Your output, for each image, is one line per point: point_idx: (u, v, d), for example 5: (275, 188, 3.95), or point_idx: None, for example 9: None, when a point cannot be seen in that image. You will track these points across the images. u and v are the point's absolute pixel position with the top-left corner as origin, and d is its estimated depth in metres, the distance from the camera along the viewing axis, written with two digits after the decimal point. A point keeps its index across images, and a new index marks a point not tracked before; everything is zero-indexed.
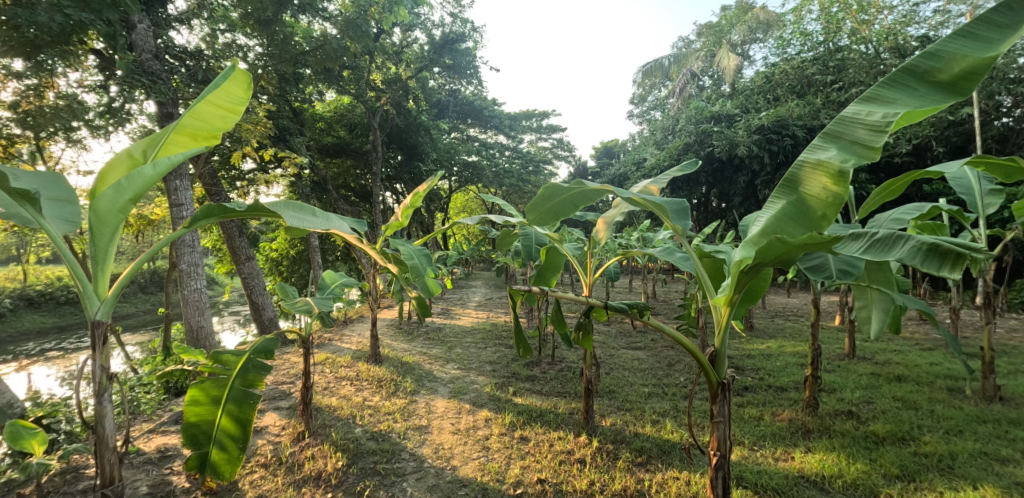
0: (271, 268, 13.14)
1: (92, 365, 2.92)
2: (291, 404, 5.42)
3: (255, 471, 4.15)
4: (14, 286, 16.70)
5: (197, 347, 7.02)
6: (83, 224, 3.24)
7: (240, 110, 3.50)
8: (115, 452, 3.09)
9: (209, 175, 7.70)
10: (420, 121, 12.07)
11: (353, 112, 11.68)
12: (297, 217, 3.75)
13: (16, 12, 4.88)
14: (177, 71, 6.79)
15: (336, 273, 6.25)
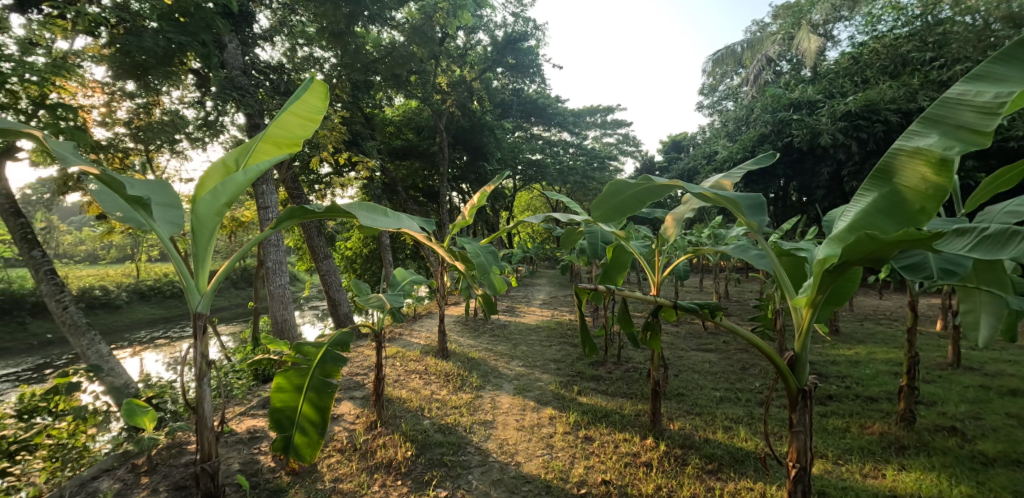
0: (347, 265, 13.91)
1: (194, 352, 3.26)
2: (364, 394, 5.73)
3: (333, 455, 4.43)
4: (130, 281, 18.93)
5: (282, 338, 7.60)
6: (186, 227, 3.61)
7: (318, 119, 3.75)
8: (213, 431, 3.40)
9: (291, 180, 8.30)
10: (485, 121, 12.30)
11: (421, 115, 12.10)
12: (370, 217, 3.95)
13: (127, 40, 5.60)
14: (263, 84, 7.38)
15: (406, 271, 6.49)
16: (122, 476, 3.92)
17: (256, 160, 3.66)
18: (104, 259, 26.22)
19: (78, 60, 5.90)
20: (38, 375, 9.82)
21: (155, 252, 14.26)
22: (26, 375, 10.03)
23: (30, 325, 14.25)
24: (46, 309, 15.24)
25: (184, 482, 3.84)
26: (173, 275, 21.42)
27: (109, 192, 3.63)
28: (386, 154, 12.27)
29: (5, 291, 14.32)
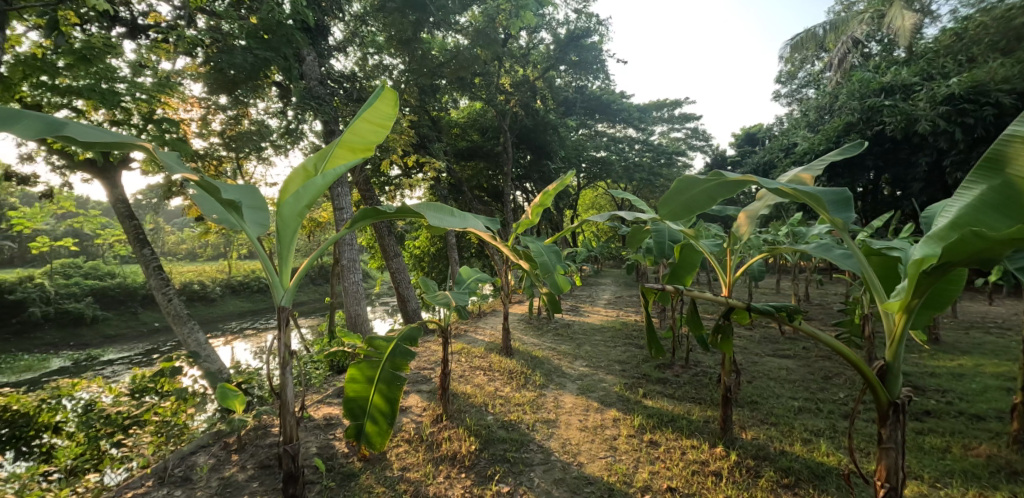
0: (416, 263, 14.43)
1: (278, 343, 3.52)
2: (431, 388, 5.94)
3: (401, 445, 4.64)
4: (224, 277, 20.85)
5: (356, 331, 8.05)
6: (271, 227, 3.92)
7: (388, 124, 3.94)
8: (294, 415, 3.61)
9: (364, 182, 8.77)
10: (549, 120, 12.32)
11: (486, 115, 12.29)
12: (437, 217, 4.07)
13: (221, 58, 6.18)
14: (337, 92, 7.87)
15: (471, 269, 6.62)
16: (216, 453, 4.36)
17: (332, 165, 3.90)
18: (203, 257, 29.08)
19: (180, 79, 6.60)
20: (150, 359, 11.08)
21: (245, 250, 15.58)
22: (140, 359, 11.35)
23: (142, 315, 16.07)
24: (156, 301, 17.12)
25: (267, 462, 4.20)
26: (260, 272, 23.27)
27: (207, 197, 4.02)
28: (452, 155, 12.59)
29: (123, 285, 16.26)
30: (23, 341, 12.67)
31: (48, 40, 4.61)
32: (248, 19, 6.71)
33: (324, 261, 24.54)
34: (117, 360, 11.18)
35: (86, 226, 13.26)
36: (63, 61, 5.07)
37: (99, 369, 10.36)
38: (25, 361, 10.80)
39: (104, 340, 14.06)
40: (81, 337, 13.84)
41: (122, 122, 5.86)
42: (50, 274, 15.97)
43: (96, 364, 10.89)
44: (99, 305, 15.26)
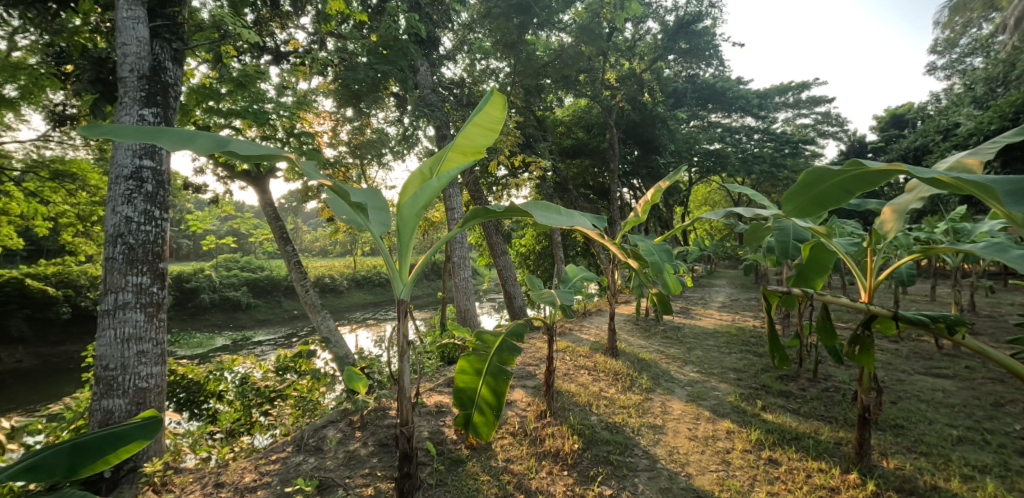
0: (522, 262, 14.73)
1: (397, 333, 3.77)
2: (536, 384, 6.01)
3: (505, 437, 4.76)
4: (350, 271, 23.01)
5: (465, 326, 8.42)
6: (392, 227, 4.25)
7: (497, 128, 4.06)
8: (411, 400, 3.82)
9: (473, 183, 9.14)
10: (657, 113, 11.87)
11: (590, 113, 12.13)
12: (544, 216, 4.10)
13: (347, 75, 6.82)
14: (447, 99, 8.30)
15: (578, 268, 6.59)
16: (342, 428, 4.83)
17: (446, 168, 4.10)
18: (333, 253, 32.37)
19: (314, 96, 7.41)
20: (291, 343, 12.61)
21: (368, 247, 17.06)
22: (283, 342, 12.98)
23: (284, 303, 18.36)
24: (295, 292, 19.44)
25: (386, 441, 4.56)
26: (381, 267, 25.30)
27: (339, 200, 4.48)
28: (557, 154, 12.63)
29: (270, 276, 18.66)
30: (196, 321, 15.12)
31: (214, 71, 5.45)
32: (369, 37, 7.36)
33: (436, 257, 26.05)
34: (265, 342, 12.89)
35: (243, 226, 15.41)
36: (225, 87, 5.97)
37: (252, 348, 12.02)
38: (198, 338, 12.89)
39: (255, 324, 16.29)
40: (238, 320, 16.17)
41: (269, 136, 6.73)
42: (216, 266, 18.85)
43: (250, 344, 12.65)
44: (252, 294, 17.69)
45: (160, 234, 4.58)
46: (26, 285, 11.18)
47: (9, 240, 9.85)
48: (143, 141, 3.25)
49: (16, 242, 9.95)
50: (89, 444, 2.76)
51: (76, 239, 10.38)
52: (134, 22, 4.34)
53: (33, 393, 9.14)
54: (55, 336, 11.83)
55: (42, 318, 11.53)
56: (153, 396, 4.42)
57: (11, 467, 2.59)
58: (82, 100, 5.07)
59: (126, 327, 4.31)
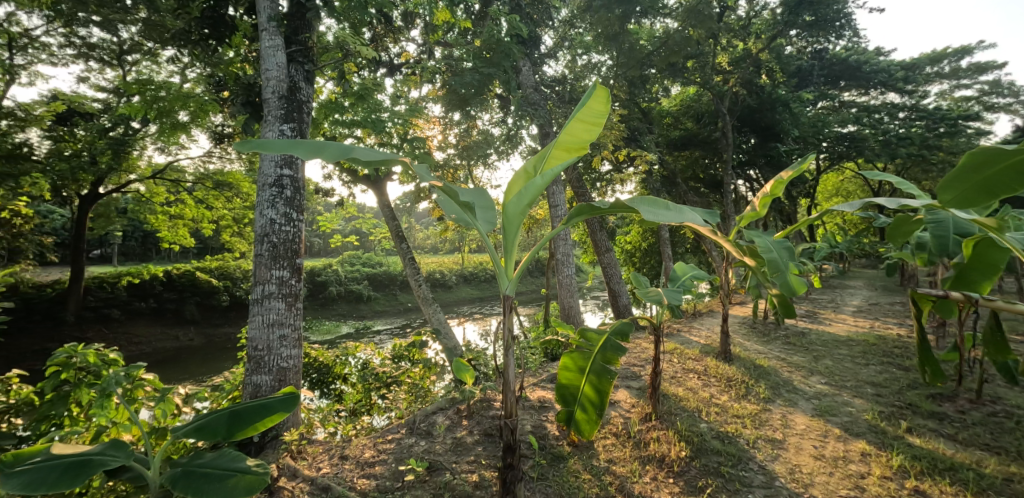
0: (627, 259, 14.33)
1: (502, 328, 3.84)
2: (641, 385, 5.80)
3: (608, 437, 4.64)
4: (458, 267, 24.15)
5: (569, 322, 8.41)
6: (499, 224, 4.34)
7: (601, 123, 3.98)
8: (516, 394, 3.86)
9: (577, 180, 9.07)
10: (776, 95, 11.26)
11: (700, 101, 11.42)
12: (650, 211, 3.91)
13: (454, 81, 7.16)
14: (550, 96, 8.34)
15: (687, 266, 6.18)
16: (450, 415, 5.11)
17: (551, 166, 4.06)
18: (443, 250, 34.21)
19: (424, 103, 7.91)
20: (405, 333, 13.59)
21: (475, 245, 17.77)
22: (399, 332, 14.03)
23: (400, 296, 19.85)
24: (410, 286, 20.88)
25: (490, 431, 4.74)
26: (487, 263, 26.18)
27: (449, 200, 4.69)
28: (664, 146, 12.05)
29: (387, 271, 20.26)
30: (326, 311, 16.92)
31: (339, 86, 6.06)
32: (473, 42, 7.68)
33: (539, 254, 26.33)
34: (382, 331, 14.05)
35: (365, 225, 16.95)
36: (348, 101, 6.60)
37: (371, 337, 13.17)
38: (327, 326, 14.43)
39: (375, 314, 17.82)
40: (360, 310, 17.81)
41: (386, 142, 7.33)
42: (343, 262, 20.92)
43: (370, 333, 13.87)
44: (372, 287, 19.36)
45: (297, 233, 5.21)
46: (196, 276, 13.38)
47: (183, 239, 11.52)
48: (284, 153, 3.71)
49: (189, 240, 11.53)
50: (244, 412, 3.24)
51: (233, 239, 12.12)
52: (274, 50, 4.95)
53: (201, 367, 10.92)
54: (218, 319, 13.99)
55: (208, 304, 13.69)
56: (292, 375, 5.03)
57: (185, 426, 3.13)
58: (236, 120, 5.93)
59: (271, 314, 4.96)
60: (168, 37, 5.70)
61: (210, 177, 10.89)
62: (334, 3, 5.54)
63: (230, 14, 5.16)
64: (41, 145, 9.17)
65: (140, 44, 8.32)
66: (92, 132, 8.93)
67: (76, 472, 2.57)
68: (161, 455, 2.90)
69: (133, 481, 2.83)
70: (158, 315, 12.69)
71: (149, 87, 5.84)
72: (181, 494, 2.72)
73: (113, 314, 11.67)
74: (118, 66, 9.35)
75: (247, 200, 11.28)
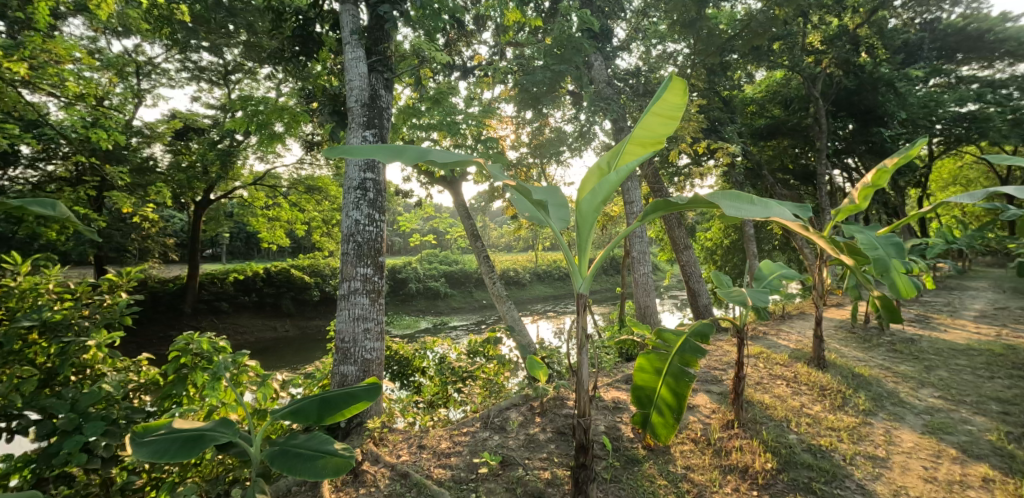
0: (709, 256, 13.62)
1: (576, 327, 3.64)
2: (722, 390, 5.47)
3: (686, 443, 4.40)
4: (532, 265, 24.32)
5: (645, 322, 8.15)
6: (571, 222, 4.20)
7: (679, 116, 3.77)
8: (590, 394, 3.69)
9: (653, 175, 8.79)
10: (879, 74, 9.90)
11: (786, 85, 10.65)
12: (733, 206, 3.58)
13: (525, 80, 7.23)
14: (624, 90, 8.15)
15: (774, 264, 5.47)
16: (523, 412, 5.17)
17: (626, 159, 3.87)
18: (517, 248, 34.59)
19: (496, 103, 8.07)
20: (479, 329, 13.95)
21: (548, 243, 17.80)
22: (473, 328, 14.42)
23: (475, 293, 20.37)
24: (485, 283, 21.37)
25: (563, 429, 4.74)
26: (560, 261, 26.11)
27: (521, 199, 4.64)
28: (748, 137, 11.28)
29: (463, 269, 20.89)
30: (406, 306, 17.79)
31: (416, 92, 6.35)
32: (544, 40, 7.70)
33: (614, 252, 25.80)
34: (458, 327, 14.54)
35: (442, 224, 17.61)
36: (424, 105, 6.89)
37: (447, 332, 13.66)
38: (407, 320, 15.18)
39: (451, 311, 18.46)
40: (438, 306, 18.52)
41: (460, 143, 7.56)
42: (422, 260, 21.87)
43: (446, 328, 14.39)
44: (449, 284, 20.07)
45: (379, 233, 5.51)
46: (291, 273, 14.63)
47: (278, 239, 12.50)
48: (366, 157, 3.90)
49: (284, 240, 12.52)
50: (333, 399, 3.48)
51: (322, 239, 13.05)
52: (357, 61, 5.28)
53: (296, 356, 11.92)
54: (310, 312, 15.19)
55: (302, 298, 14.91)
56: (375, 366, 5.34)
57: (281, 409, 3.41)
58: (323, 128, 6.39)
59: (356, 309, 5.30)
60: (265, 56, 6.27)
61: (302, 182, 12.08)
62: (411, 12, 5.79)
63: (316, 31, 5.54)
64: (164, 158, 10.49)
65: (242, 64, 9.25)
66: (204, 145, 10.10)
67: (192, 445, 2.89)
68: (262, 434, 3.21)
69: (239, 456, 3.16)
70: (259, 308, 14.04)
71: (250, 102, 6.48)
72: (278, 470, 2.95)
73: (222, 307, 13.04)
74: (223, 85, 10.53)
75: (334, 202, 12.30)
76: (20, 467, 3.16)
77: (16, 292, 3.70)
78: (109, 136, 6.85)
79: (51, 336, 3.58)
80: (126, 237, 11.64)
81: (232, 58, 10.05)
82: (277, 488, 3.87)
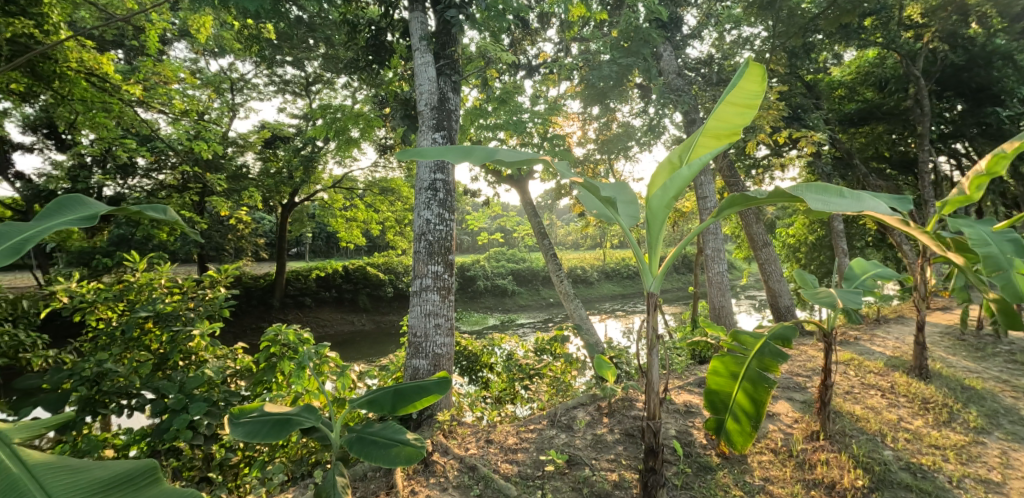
0: (792, 254, 12.70)
1: (645, 326, 3.26)
2: (806, 398, 5.05)
3: (764, 453, 4.07)
4: (600, 263, 23.96)
5: (721, 323, 7.73)
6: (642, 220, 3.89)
7: (757, 104, 3.33)
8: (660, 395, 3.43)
9: (728, 168, 8.34)
10: (997, 46, 8.75)
11: (880, 65, 9.70)
12: (819, 200, 3.08)
13: (590, 76, 7.16)
14: (695, 80, 7.82)
15: (867, 262, 4.88)
16: (591, 411, 5.11)
17: (698, 155, 3.48)
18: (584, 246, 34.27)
19: (562, 100, 8.06)
20: (546, 326, 13.99)
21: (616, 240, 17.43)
22: (541, 326, 14.48)
23: (543, 291, 20.45)
24: (552, 281, 21.38)
25: (632, 431, 4.63)
26: (629, 259, 25.51)
27: (589, 196, 4.44)
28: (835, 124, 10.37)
29: (530, 267, 21.05)
30: (475, 303, 18.21)
31: (482, 93, 6.48)
32: (610, 34, 7.58)
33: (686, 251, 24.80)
34: (525, 324, 14.70)
35: (509, 223, 17.86)
36: (491, 105, 7.03)
37: (514, 329, 13.84)
38: (476, 317, 15.57)
39: (518, 308, 18.65)
40: (506, 304, 18.79)
41: (527, 142, 7.64)
42: (490, 258, 22.29)
43: (513, 325, 14.58)
44: (516, 282, 20.30)
45: (449, 232, 5.69)
46: (368, 270, 15.50)
47: (356, 238, 13.26)
48: (435, 159, 3.93)
49: (362, 239, 13.27)
50: (407, 391, 3.62)
51: (396, 237, 13.69)
52: (426, 66, 5.46)
53: (372, 349, 12.60)
54: (385, 308, 15.98)
55: (378, 294, 15.73)
56: (445, 361, 5.49)
57: (359, 397, 3.58)
58: (394, 132, 6.69)
59: (428, 305, 5.50)
60: (342, 66, 6.67)
61: (377, 184, 12.79)
62: (477, 14, 5.89)
63: (388, 40, 5.82)
64: (255, 165, 11.50)
65: (322, 75, 9.95)
66: (289, 152, 10.95)
67: (281, 427, 3.10)
68: (341, 420, 3.34)
69: (321, 440, 3.30)
70: (338, 303, 15.04)
71: (329, 110, 6.93)
72: (356, 456, 3.13)
73: (306, 301, 14.07)
74: (306, 96, 11.37)
75: (406, 203, 12.88)
76: (138, 439, 3.62)
77: (135, 286, 4.24)
78: (208, 146, 7.62)
79: (163, 325, 4.06)
80: (225, 237, 12.86)
81: (313, 70, 10.82)
82: (354, 472, 4.09)
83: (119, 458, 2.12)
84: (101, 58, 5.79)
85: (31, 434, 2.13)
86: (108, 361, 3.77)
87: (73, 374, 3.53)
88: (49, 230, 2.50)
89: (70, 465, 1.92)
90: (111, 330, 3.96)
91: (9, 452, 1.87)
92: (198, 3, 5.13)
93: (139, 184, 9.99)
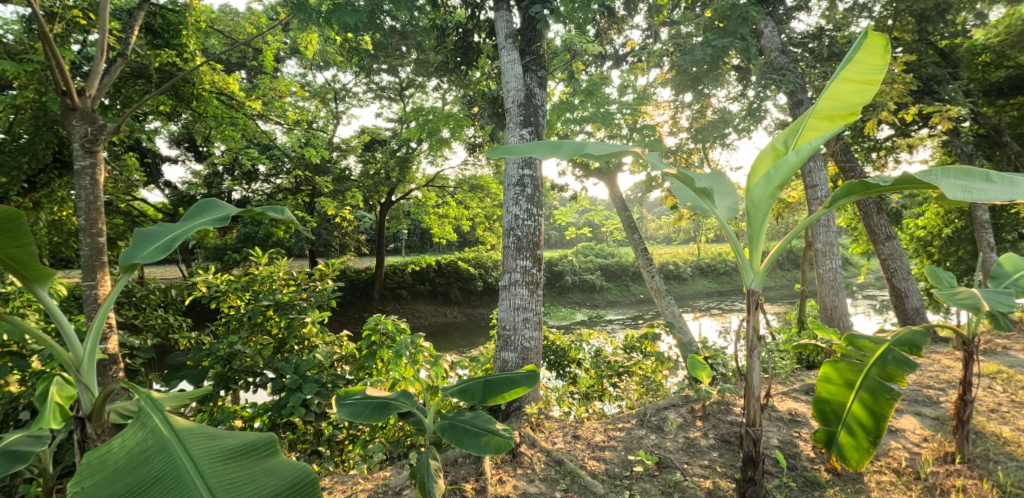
0: (923, 248, 11.14)
1: (745, 327, 2.98)
2: (939, 414, 4.40)
3: (884, 473, 3.58)
4: (694, 258, 22.78)
5: (833, 325, 6.99)
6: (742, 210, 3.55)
7: (880, 80, 2.89)
8: (760, 401, 3.13)
9: (843, 152, 7.53)
10: None
11: None
12: (959, 188, 2.59)
13: (683, 60, 6.84)
14: (802, 57, 7.13)
15: (1022, 258, 4.12)
16: (683, 413, 4.89)
17: (805, 140, 3.11)
18: (677, 240, 32.68)
19: (652, 89, 7.76)
20: (636, 324, 13.61)
21: (711, 234, 16.43)
22: (630, 322, 14.12)
23: (633, 287, 19.92)
24: (642, 277, 20.75)
25: (728, 437, 4.36)
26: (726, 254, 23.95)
27: (683, 186, 4.17)
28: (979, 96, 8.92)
29: (619, 262, 20.62)
30: (563, 298, 18.18)
31: (568, 86, 6.46)
32: (703, 14, 7.15)
33: (794, 246, 22.73)
34: (613, 321, 14.42)
35: None
36: (578, 98, 6.96)
37: (602, 325, 13.66)
38: (563, 313, 15.59)
39: (607, 304, 18.34)
40: (594, 299, 18.55)
41: (615, 134, 7.50)
42: (578, 253, 22.15)
43: (601, 320, 14.41)
44: (605, 277, 19.99)
45: (537, 226, 5.74)
46: (459, 264, 16.17)
47: (448, 234, 13.87)
48: (523, 155, 3.89)
49: (453, 235, 13.84)
50: (497, 382, 3.70)
51: (485, 233, 14.13)
52: (512, 64, 5.51)
53: (464, 340, 13.13)
54: (476, 301, 16.56)
55: (468, 288, 16.34)
56: (534, 355, 5.55)
57: (451, 387, 3.71)
58: (483, 130, 6.90)
59: (516, 299, 5.58)
60: (432, 70, 7.01)
61: (467, 182, 13.33)
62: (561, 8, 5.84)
63: (475, 41, 6.02)
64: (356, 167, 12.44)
65: (414, 80, 10.54)
66: (387, 154, 11.77)
67: (382, 411, 3.31)
68: (435, 407, 3.48)
69: (416, 424, 3.47)
70: (432, 295, 15.87)
71: (421, 112, 7.31)
72: (448, 441, 3.26)
73: (403, 294, 15.03)
74: (400, 100, 12.13)
75: (495, 199, 13.28)
76: (262, 412, 4.12)
77: (259, 278, 4.78)
78: (317, 151, 8.35)
79: (282, 312, 4.57)
80: (332, 234, 14.15)
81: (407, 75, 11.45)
82: (446, 457, 4.30)
83: (247, 432, 2.34)
84: (228, 80, 6.61)
85: (179, 403, 2.48)
86: (238, 343, 4.32)
87: (210, 354, 4.13)
88: (191, 230, 2.92)
89: (207, 431, 2.15)
90: (239, 315, 4.51)
91: (161, 418, 2.16)
92: (304, 22, 5.66)
93: (261, 188, 11.29)
